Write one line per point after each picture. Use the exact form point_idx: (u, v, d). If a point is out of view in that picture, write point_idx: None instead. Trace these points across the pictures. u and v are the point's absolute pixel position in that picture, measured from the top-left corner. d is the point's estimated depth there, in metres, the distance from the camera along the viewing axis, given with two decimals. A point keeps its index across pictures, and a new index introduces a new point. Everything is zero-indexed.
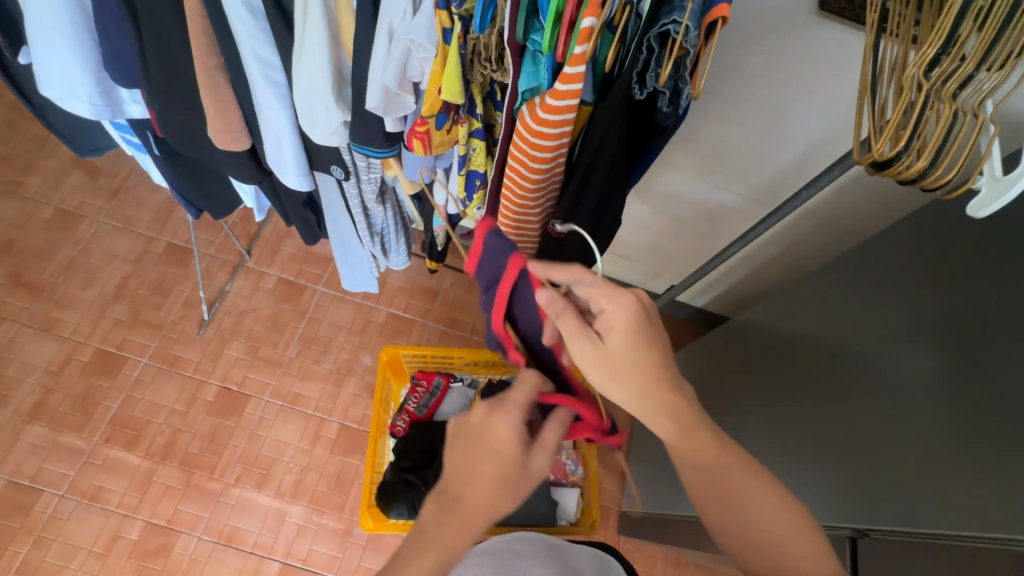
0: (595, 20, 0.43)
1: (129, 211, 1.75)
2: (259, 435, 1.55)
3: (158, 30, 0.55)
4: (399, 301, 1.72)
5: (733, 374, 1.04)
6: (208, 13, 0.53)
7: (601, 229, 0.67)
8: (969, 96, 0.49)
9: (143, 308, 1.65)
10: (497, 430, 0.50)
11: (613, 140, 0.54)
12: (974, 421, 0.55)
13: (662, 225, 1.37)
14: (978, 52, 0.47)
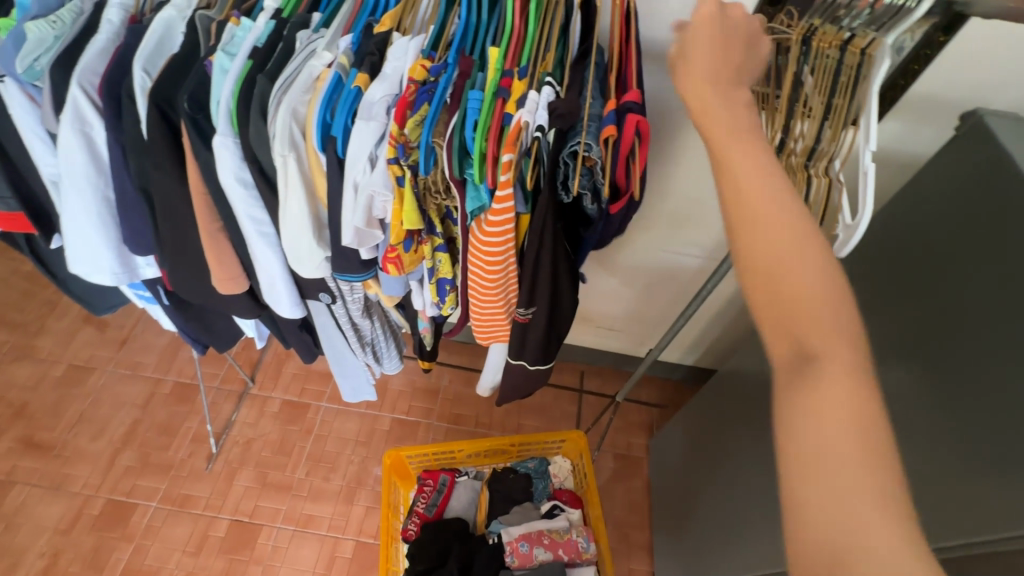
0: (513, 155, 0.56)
1: (136, 357, 1.83)
2: (274, 566, 1.52)
3: (169, 208, 0.67)
4: (402, 405, 1.77)
5: (750, 422, 1.10)
6: (209, 190, 0.67)
7: (561, 311, 0.76)
8: (818, 165, 0.67)
9: (153, 451, 1.68)
10: None
11: (552, 238, 0.65)
12: (961, 433, 0.61)
13: (637, 294, 1.47)
14: (810, 135, 0.65)
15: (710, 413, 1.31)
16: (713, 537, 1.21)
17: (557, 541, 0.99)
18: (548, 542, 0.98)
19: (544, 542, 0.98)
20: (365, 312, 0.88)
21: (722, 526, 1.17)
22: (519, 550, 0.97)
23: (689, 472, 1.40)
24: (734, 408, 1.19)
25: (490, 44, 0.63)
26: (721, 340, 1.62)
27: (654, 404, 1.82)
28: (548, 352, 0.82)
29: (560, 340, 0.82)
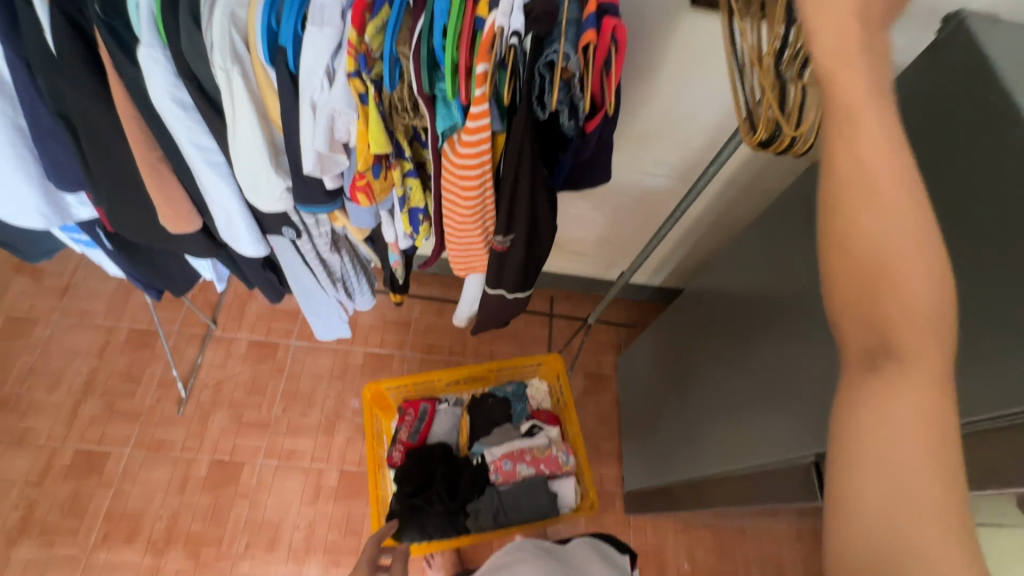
0: (486, 67, 0.51)
1: (83, 305, 1.73)
2: (260, 498, 1.56)
3: (94, 133, 0.59)
4: (374, 338, 1.78)
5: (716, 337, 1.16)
6: (142, 115, 0.59)
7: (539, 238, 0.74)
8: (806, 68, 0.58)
9: (118, 399, 1.63)
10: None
11: (530, 160, 0.61)
12: None
13: (606, 219, 1.47)
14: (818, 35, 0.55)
15: (676, 329, 1.36)
16: (678, 442, 1.31)
17: (538, 458, 1.03)
18: (529, 460, 1.03)
19: (526, 461, 1.02)
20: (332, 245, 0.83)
21: (687, 431, 1.26)
22: (503, 470, 1.02)
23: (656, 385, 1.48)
24: (698, 324, 1.24)
25: None
26: (685, 260, 1.67)
27: (622, 324, 1.89)
28: (526, 278, 0.81)
29: (539, 267, 0.81)
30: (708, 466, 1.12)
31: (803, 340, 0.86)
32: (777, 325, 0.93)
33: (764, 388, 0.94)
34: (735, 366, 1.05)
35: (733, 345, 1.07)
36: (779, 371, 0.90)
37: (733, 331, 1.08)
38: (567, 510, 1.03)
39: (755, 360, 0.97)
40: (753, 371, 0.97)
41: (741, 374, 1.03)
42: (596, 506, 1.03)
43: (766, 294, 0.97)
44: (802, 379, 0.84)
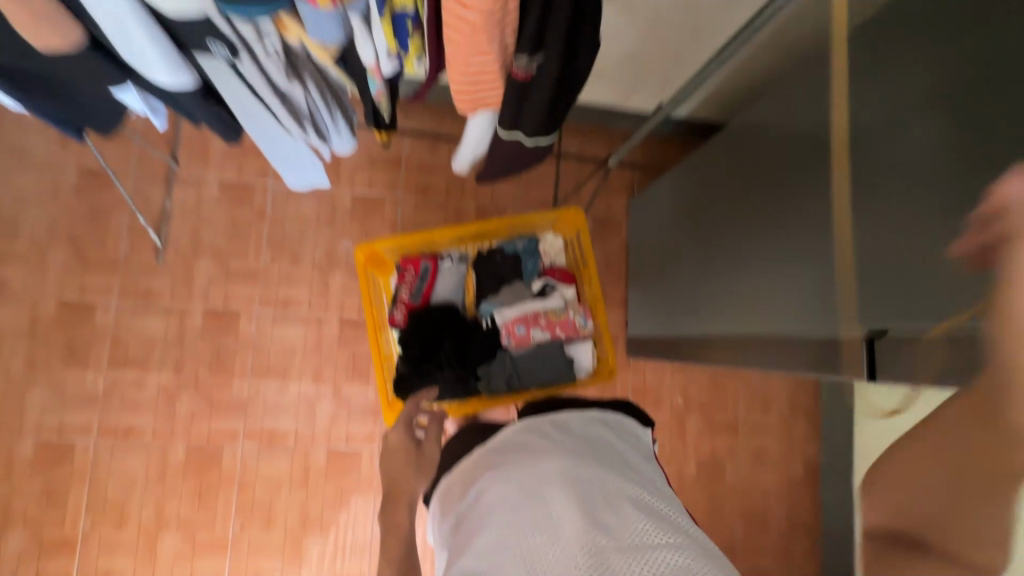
0: None
1: (17, 141, 1.49)
2: (263, 345, 1.55)
3: None
4: (361, 180, 1.61)
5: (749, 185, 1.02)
6: None
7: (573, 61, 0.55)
8: None
9: (89, 249, 1.51)
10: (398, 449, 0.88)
11: None
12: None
13: (628, 38, 1.19)
14: None
15: (699, 176, 1.21)
16: (689, 295, 1.26)
17: (553, 322, 0.96)
18: (545, 324, 0.96)
19: (541, 325, 0.96)
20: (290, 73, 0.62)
21: (699, 286, 1.20)
22: (517, 335, 0.96)
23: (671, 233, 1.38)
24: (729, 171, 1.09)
25: None
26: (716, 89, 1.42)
27: (635, 164, 1.71)
28: (552, 120, 0.62)
29: (568, 104, 0.62)
30: (720, 323, 1.09)
31: (848, 196, 0.72)
32: (812, 177, 0.79)
33: (794, 250, 0.84)
34: (762, 223, 0.93)
35: (761, 198, 0.94)
36: (819, 232, 0.78)
37: (762, 182, 0.93)
38: (582, 375, 1.00)
39: (787, 216, 0.85)
40: (781, 230, 0.86)
41: (767, 234, 0.92)
42: (612, 367, 1.00)
43: (811, 138, 0.81)
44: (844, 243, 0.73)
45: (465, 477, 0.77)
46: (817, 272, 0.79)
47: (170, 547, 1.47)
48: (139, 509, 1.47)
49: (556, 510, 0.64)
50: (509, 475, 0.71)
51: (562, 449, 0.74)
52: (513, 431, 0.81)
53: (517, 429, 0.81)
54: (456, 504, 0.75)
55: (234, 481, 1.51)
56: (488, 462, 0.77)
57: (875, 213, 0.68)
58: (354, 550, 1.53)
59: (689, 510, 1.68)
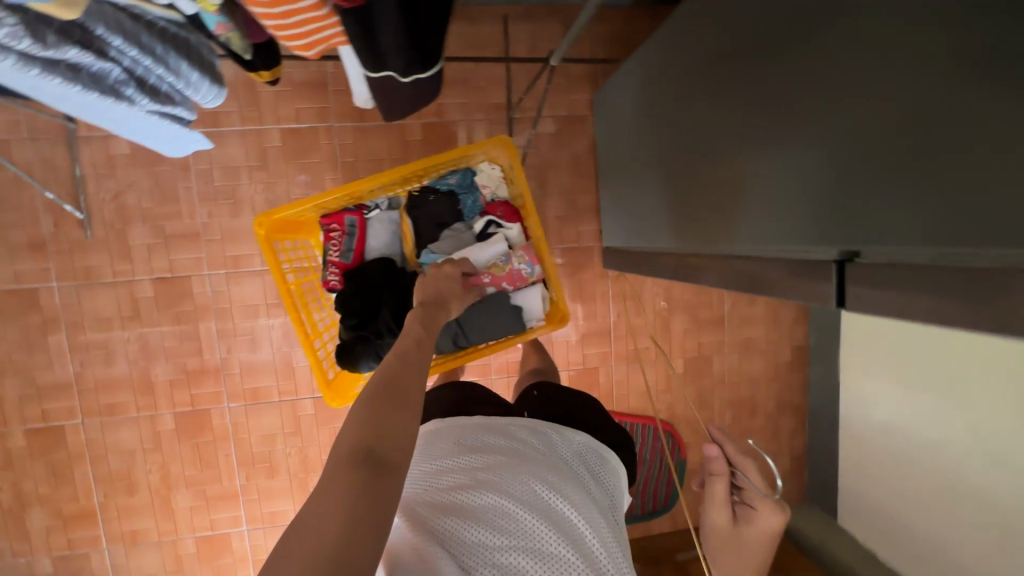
0: None
1: None
2: (224, 307, 1.49)
3: None
4: (287, 111, 1.42)
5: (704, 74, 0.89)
6: None
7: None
8: None
9: (9, 232, 1.39)
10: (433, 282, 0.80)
11: None
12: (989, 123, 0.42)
13: None
14: None
15: (665, 63, 1.04)
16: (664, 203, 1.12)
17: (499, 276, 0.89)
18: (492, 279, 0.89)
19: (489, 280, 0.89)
20: (52, 43, 0.47)
21: (673, 193, 1.07)
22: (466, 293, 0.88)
23: (637, 135, 1.24)
24: (688, 57, 0.94)
25: None
26: None
27: (599, 44, 1.48)
28: (427, 51, 0.50)
29: (443, 24, 0.49)
30: (694, 237, 1.00)
31: (820, 79, 0.58)
32: (789, 55, 0.63)
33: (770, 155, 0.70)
34: (739, 118, 0.78)
35: (725, 89, 0.81)
36: (788, 127, 0.65)
37: (735, 64, 0.77)
38: (535, 323, 0.94)
39: (754, 113, 0.73)
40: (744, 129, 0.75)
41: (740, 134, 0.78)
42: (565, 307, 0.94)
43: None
44: (823, 140, 0.59)
45: (463, 439, 0.74)
46: (780, 186, 0.68)
47: (185, 503, 1.55)
48: (145, 476, 1.52)
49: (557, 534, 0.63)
50: (518, 468, 0.69)
51: (565, 471, 0.73)
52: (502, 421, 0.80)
53: (526, 426, 0.79)
54: (446, 455, 0.72)
55: (230, 440, 1.54)
56: (491, 437, 0.74)
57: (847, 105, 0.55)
58: None
59: (678, 407, 1.71)
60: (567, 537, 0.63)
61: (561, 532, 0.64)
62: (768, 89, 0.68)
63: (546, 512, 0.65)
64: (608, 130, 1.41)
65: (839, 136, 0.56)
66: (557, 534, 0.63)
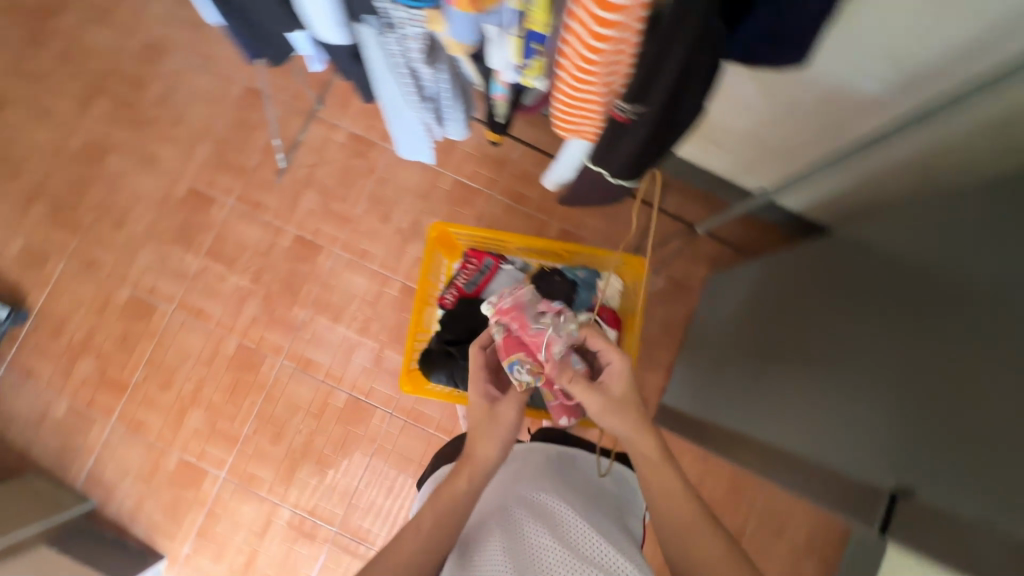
0: None
1: (208, 48, 1.76)
2: (331, 283, 1.69)
3: None
4: (467, 169, 1.71)
5: (817, 293, 1.01)
6: None
7: (683, 106, 0.56)
8: None
9: (228, 152, 1.73)
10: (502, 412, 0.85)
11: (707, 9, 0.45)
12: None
13: (773, 115, 1.17)
14: None
15: (781, 272, 1.20)
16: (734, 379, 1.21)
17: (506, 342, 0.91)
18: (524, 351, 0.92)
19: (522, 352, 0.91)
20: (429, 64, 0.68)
21: (748, 378, 1.15)
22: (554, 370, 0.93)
23: (737, 320, 1.34)
24: (807, 276, 1.08)
25: None
26: (840, 194, 1.36)
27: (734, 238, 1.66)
28: (638, 169, 0.66)
29: (658, 157, 0.66)
30: (750, 417, 1.09)
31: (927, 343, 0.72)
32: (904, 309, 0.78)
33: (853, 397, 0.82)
34: (835, 338, 0.91)
35: (834, 312, 0.94)
36: (888, 370, 0.77)
37: (852, 306, 0.90)
38: None
39: (857, 342, 0.85)
40: (846, 347, 0.87)
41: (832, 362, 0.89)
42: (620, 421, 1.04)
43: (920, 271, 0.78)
44: (926, 402, 0.70)
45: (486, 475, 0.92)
46: (862, 412, 0.79)
47: (193, 423, 1.65)
48: (182, 380, 1.66)
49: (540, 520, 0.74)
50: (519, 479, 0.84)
51: (576, 491, 0.84)
52: (525, 447, 0.94)
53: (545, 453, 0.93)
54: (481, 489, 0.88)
55: (263, 391, 1.66)
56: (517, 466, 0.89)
57: (959, 383, 0.66)
58: (336, 494, 1.64)
59: None
60: (549, 521, 0.74)
61: (545, 518, 0.74)
62: (877, 328, 0.82)
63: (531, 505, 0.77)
64: (711, 309, 1.53)
65: (938, 402, 0.68)
66: (555, 525, 0.72)
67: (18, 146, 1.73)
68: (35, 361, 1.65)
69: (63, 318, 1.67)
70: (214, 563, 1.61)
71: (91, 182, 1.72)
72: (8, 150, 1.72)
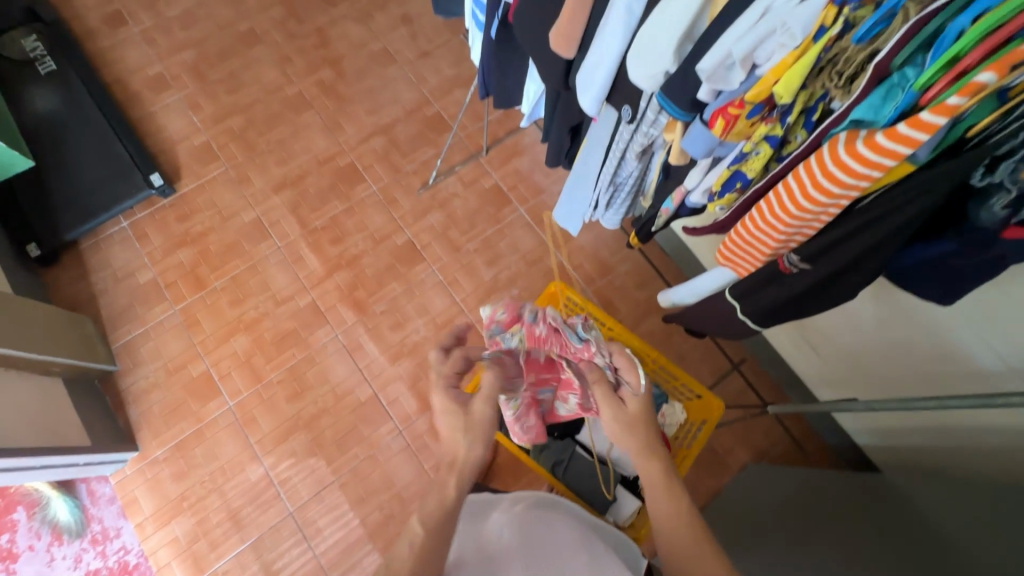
0: (961, 102, 0.42)
1: (425, 73, 2.08)
2: (414, 292, 1.81)
3: None
4: (575, 259, 1.83)
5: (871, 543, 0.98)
6: None
7: (850, 279, 0.64)
8: None
9: (394, 151, 1.98)
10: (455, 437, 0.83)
11: (906, 221, 0.54)
12: None
13: (881, 343, 1.21)
14: None
15: (834, 505, 1.18)
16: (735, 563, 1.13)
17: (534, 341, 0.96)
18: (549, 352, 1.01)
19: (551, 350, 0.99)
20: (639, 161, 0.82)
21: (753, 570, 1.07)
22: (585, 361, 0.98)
23: (775, 511, 1.25)
24: (866, 525, 1.06)
25: None
26: (910, 446, 1.31)
27: (788, 442, 1.61)
28: (770, 318, 0.75)
29: (793, 316, 0.74)
30: None
31: None
32: None
33: None
34: None
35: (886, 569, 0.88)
36: None
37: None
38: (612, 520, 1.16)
39: None
40: None
41: None
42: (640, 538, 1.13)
43: None
44: None
45: (482, 504, 0.92)
46: None
47: (235, 346, 1.74)
48: (250, 306, 1.78)
49: (556, 553, 0.76)
50: (527, 510, 0.85)
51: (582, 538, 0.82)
52: (532, 492, 0.93)
53: (543, 496, 0.94)
54: (483, 518, 0.86)
55: (307, 350, 1.74)
56: (521, 505, 0.87)
57: None
58: (312, 477, 1.63)
59: None
60: (563, 554, 0.75)
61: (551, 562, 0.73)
62: None
63: (543, 535, 0.79)
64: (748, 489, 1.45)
65: None
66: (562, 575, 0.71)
67: (248, 73, 2.07)
68: (152, 230, 1.85)
69: (194, 209, 1.88)
70: (173, 480, 1.61)
71: (282, 123, 2.01)
72: (240, 72, 2.07)
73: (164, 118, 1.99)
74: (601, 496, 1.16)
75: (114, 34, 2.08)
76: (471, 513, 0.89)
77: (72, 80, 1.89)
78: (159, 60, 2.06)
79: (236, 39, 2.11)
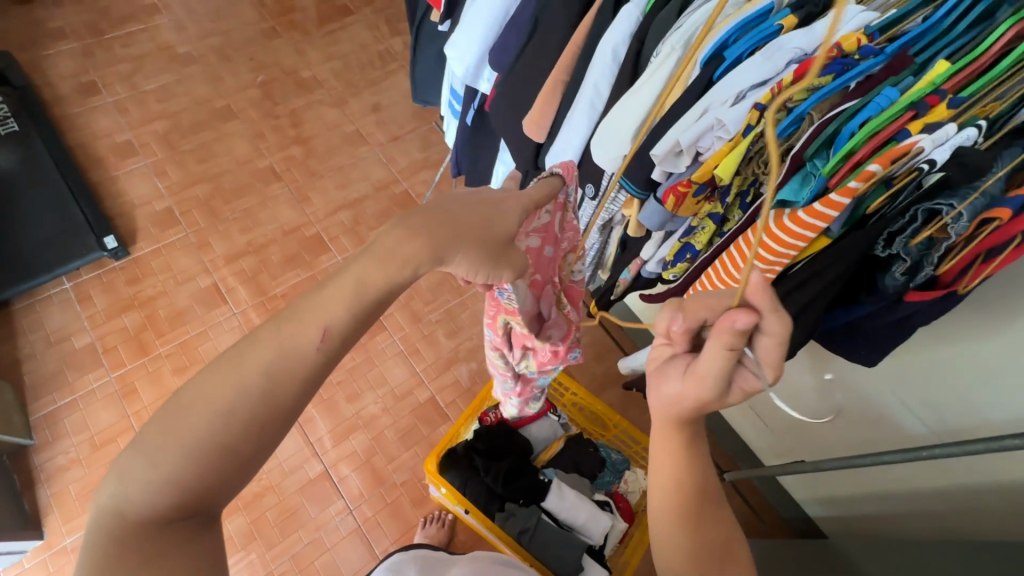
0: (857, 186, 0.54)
1: (395, 154, 2.21)
2: (373, 361, 1.78)
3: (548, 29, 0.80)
4: None
5: None
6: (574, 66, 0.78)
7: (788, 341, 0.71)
8: None
9: (361, 224, 2.04)
10: (337, 291, 0.50)
11: (828, 283, 0.64)
12: None
13: (820, 412, 1.30)
14: None
15: None
16: None
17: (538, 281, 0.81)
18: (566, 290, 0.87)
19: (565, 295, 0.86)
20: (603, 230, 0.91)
21: None
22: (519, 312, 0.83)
23: None
24: None
25: (945, 57, 0.58)
26: (857, 516, 1.36)
27: (747, 518, 1.61)
28: None
29: None
30: None
31: None
32: None
33: None
34: None
35: None
36: None
37: None
38: None
39: None
40: None
41: None
42: None
43: None
44: None
45: (438, 561, 0.88)
46: None
47: None
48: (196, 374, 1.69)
49: None
50: (484, 564, 0.82)
51: None
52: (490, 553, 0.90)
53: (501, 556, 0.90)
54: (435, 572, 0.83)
55: None
56: (477, 560, 0.84)
57: None
58: (248, 566, 1.48)
59: None
60: None
61: None
62: None
63: None
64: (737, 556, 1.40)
65: None
66: None
67: (220, 145, 2.13)
68: (97, 293, 1.76)
69: (147, 272, 1.83)
70: None
71: (249, 193, 2.04)
72: (211, 144, 2.12)
73: (126, 183, 1.98)
74: (568, 567, 1.12)
75: (86, 101, 2.12)
76: (426, 567, 0.85)
77: (33, 142, 1.88)
78: (129, 128, 2.09)
79: (211, 114, 2.19)
